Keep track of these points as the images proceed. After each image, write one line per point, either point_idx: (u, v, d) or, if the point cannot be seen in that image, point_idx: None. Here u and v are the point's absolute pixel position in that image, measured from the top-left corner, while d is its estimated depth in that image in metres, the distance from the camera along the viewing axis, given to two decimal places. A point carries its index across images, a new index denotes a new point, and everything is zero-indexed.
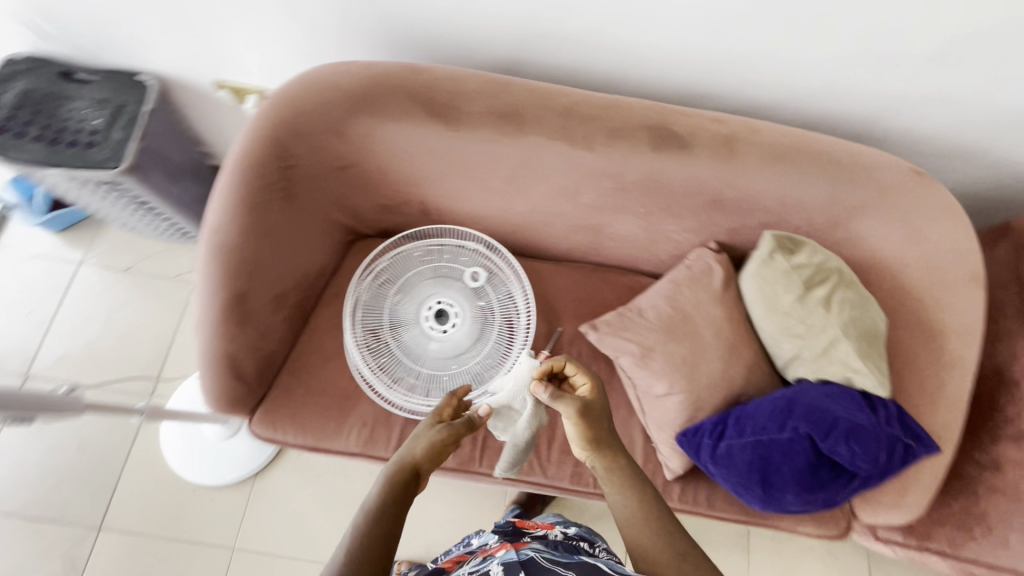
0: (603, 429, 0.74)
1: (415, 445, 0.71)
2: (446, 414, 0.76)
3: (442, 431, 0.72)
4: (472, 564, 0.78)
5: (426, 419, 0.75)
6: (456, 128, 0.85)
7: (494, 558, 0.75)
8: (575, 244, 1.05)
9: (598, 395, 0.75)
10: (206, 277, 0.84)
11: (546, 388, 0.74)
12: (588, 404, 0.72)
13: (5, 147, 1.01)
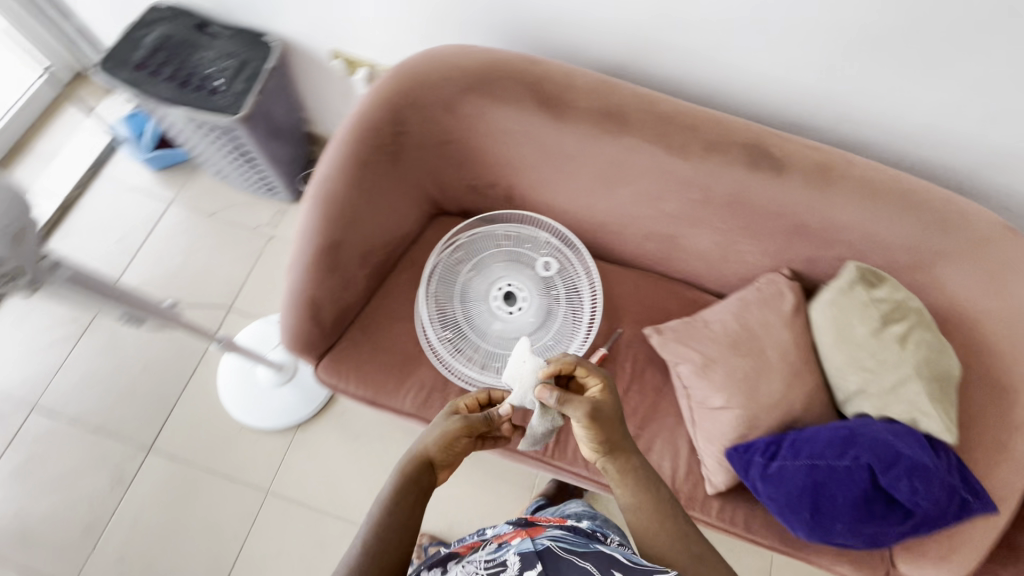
0: (613, 431, 0.73)
1: (428, 437, 0.74)
2: (464, 408, 0.78)
3: (455, 424, 0.74)
4: (488, 551, 0.70)
5: (444, 411, 0.77)
6: (561, 119, 0.90)
7: (511, 547, 0.68)
8: (648, 251, 1.07)
9: (609, 399, 0.73)
10: (309, 223, 0.90)
11: (552, 391, 0.72)
12: (597, 409, 0.71)
13: (141, 83, 1.12)
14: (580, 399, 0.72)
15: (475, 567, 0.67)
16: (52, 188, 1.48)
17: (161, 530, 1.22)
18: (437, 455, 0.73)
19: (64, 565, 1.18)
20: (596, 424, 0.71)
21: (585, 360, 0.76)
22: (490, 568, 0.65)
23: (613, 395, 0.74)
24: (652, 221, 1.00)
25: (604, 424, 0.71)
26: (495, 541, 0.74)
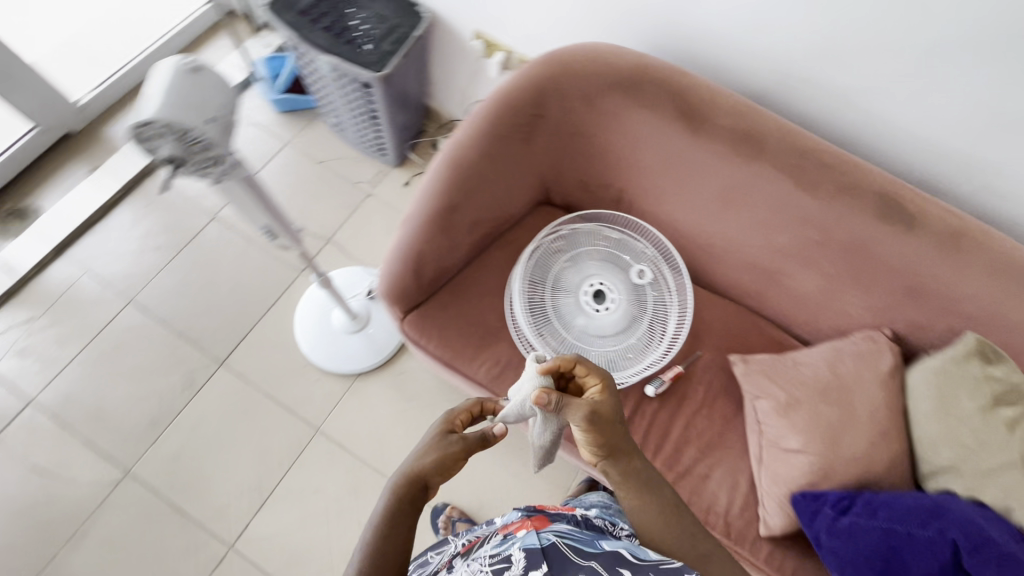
0: (613, 434, 0.71)
1: (419, 459, 0.69)
2: (458, 424, 0.74)
3: (452, 445, 0.70)
4: (492, 546, 0.66)
5: (438, 426, 0.73)
6: (698, 133, 0.91)
7: (514, 541, 0.64)
8: (744, 282, 1.07)
9: (609, 401, 0.71)
10: (436, 181, 0.95)
11: (549, 395, 0.70)
12: (596, 412, 0.69)
13: (299, 26, 1.19)
14: (579, 402, 0.70)
15: (479, 564, 0.62)
16: None
17: (216, 441, 1.29)
18: (432, 478, 0.68)
19: (126, 451, 1.26)
20: (595, 428, 0.69)
21: (581, 359, 0.73)
22: (494, 565, 0.60)
23: (612, 396, 0.72)
24: (757, 252, 1.00)
25: (604, 426, 0.70)
26: (499, 533, 0.68)
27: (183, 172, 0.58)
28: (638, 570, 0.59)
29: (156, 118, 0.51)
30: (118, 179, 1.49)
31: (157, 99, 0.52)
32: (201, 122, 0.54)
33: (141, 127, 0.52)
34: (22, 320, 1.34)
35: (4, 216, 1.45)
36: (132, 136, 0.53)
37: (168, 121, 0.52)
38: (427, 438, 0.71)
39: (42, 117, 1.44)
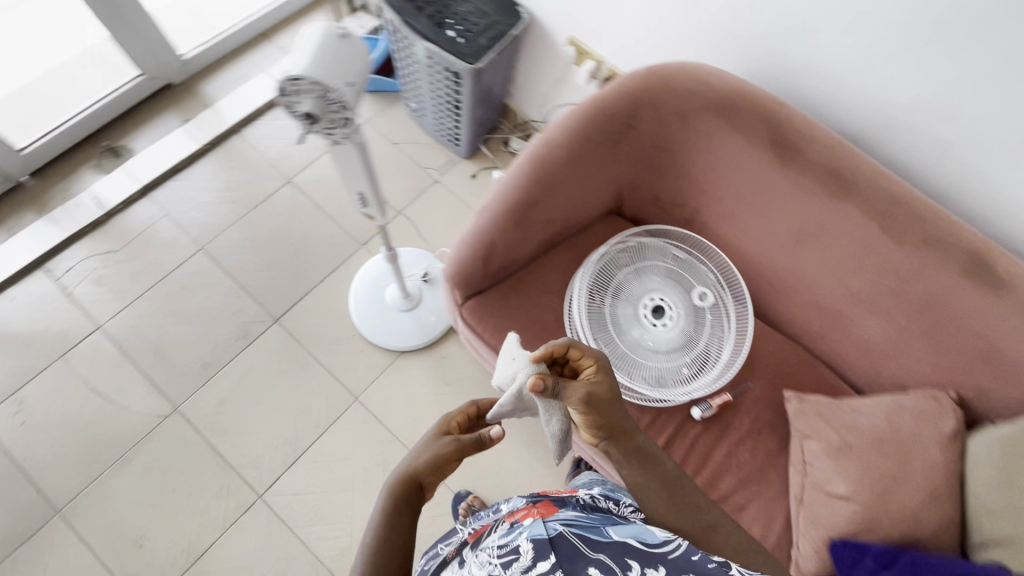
0: (612, 416, 0.72)
1: (414, 459, 0.70)
2: (453, 425, 0.75)
3: (446, 444, 0.71)
4: (500, 534, 0.64)
5: (432, 430, 0.73)
6: (788, 165, 0.92)
7: (522, 531, 0.62)
8: (806, 321, 1.06)
9: (604, 381, 0.71)
10: (520, 174, 0.97)
11: (544, 381, 0.70)
12: (592, 393, 0.70)
13: (404, 12, 1.24)
14: (574, 384, 0.70)
15: (487, 555, 0.60)
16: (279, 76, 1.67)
17: (259, 392, 1.33)
18: (426, 477, 0.69)
19: (176, 387, 1.31)
20: (594, 410, 0.69)
21: (570, 343, 0.73)
22: (502, 557, 0.58)
23: (607, 375, 0.72)
24: (827, 292, 0.99)
25: (601, 406, 0.70)
26: (506, 521, 0.67)
27: (317, 131, 0.61)
28: (646, 560, 0.58)
29: (307, 73, 0.55)
30: (207, 132, 1.57)
31: (309, 57, 0.56)
32: (343, 84, 0.57)
33: (292, 81, 0.55)
34: (102, 250, 1.43)
35: (101, 152, 1.55)
36: (279, 91, 0.57)
37: (317, 76, 0.55)
38: (422, 440, 0.72)
39: (150, 65, 1.54)
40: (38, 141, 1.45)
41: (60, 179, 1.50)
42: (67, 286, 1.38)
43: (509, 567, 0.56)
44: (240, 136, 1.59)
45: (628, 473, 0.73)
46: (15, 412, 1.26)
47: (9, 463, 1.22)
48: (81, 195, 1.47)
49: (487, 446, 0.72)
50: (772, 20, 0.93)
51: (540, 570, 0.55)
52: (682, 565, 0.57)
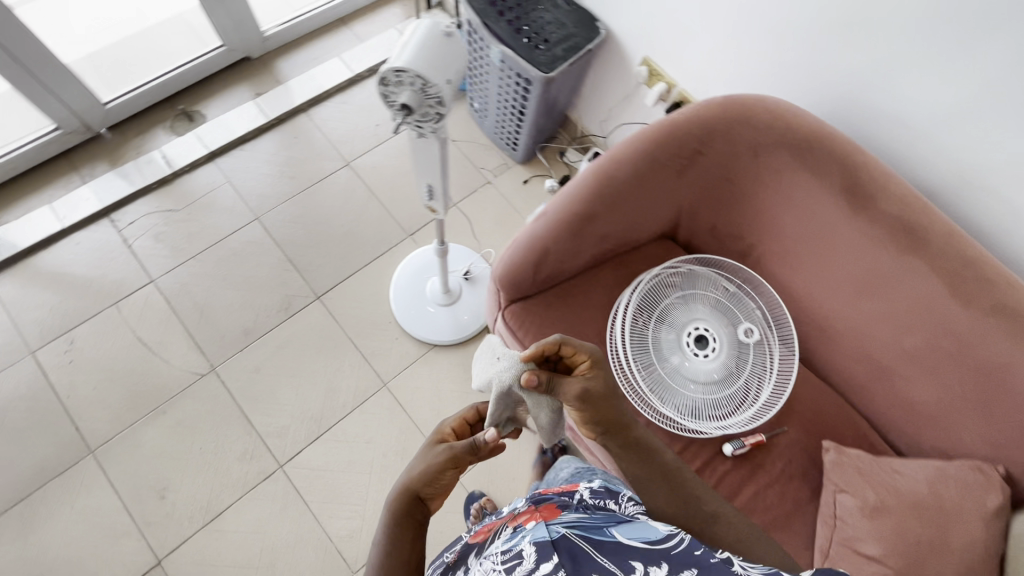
0: (606, 411, 0.75)
1: (413, 471, 0.70)
2: (448, 432, 0.76)
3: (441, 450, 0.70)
4: (503, 541, 0.61)
5: (428, 442, 0.73)
6: (858, 212, 0.90)
7: (524, 536, 0.58)
8: (852, 372, 1.03)
9: (598, 376, 0.75)
10: (583, 186, 0.98)
11: (537, 377, 0.74)
12: (588, 388, 0.74)
13: (485, 14, 1.26)
14: (571, 381, 0.74)
15: (490, 563, 0.56)
16: (351, 62, 1.71)
17: (293, 365, 1.36)
18: (429, 487, 0.69)
19: (216, 349, 1.35)
20: (589, 405, 0.74)
21: (558, 340, 0.77)
22: (504, 563, 0.55)
23: (600, 369, 0.76)
24: (880, 345, 0.96)
25: (598, 400, 0.74)
26: (509, 527, 0.65)
27: (410, 123, 0.63)
28: (649, 557, 0.54)
29: (413, 65, 0.56)
30: (277, 108, 1.62)
31: (415, 51, 0.58)
32: (444, 80, 0.59)
33: (396, 71, 0.57)
34: (164, 207, 1.49)
35: (176, 115, 1.61)
36: (382, 81, 0.59)
37: (422, 69, 0.57)
38: (419, 452, 0.72)
39: (233, 38, 1.60)
40: (122, 97, 1.53)
41: (136, 135, 1.58)
42: (128, 237, 1.44)
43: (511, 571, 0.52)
44: (306, 115, 1.64)
45: (627, 466, 0.76)
46: (66, 350, 1.32)
47: (53, 397, 1.27)
48: (152, 153, 1.53)
49: (484, 451, 0.73)
50: (859, 64, 0.92)
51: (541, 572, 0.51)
52: (687, 561, 0.53)
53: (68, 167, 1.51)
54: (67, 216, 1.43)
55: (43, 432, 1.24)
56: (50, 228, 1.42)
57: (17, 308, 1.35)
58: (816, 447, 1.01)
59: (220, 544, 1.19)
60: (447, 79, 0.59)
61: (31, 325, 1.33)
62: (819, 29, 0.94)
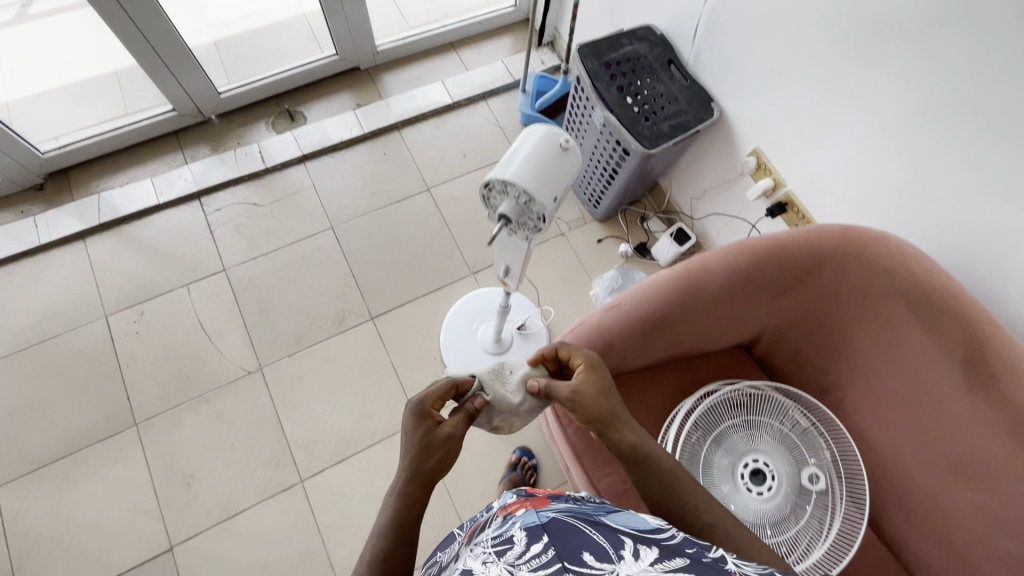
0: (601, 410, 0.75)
1: (413, 465, 0.67)
2: (434, 410, 0.73)
3: (451, 432, 0.70)
4: (495, 530, 0.60)
5: (411, 421, 0.70)
6: (972, 384, 0.79)
7: (515, 522, 0.57)
8: (926, 555, 0.89)
9: (595, 372, 0.79)
10: (664, 287, 0.91)
11: (538, 381, 0.80)
12: (578, 390, 0.76)
13: (597, 76, 1.22)
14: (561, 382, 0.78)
15: (482, 547, 0.55)
16: (453, 88, 1.72)
17: (333, 382, 1.37)
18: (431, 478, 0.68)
19: (267, 350, 1.39)
20: (580, 407, 0.75)
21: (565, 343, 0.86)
22: (496, 547, 0.54)
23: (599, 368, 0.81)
24: (966, 538, 0.83)
25: (589, 400, 0.75)
26: (501, 515, 0.64)
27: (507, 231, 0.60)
28: (639, 541, 0.53)
29: (523, 181, 0.54)
30: (373, 122, 1.65)
31: (529, 166, 0.55)
32: (552, 197, 0.56)
33: (504, 182, 0.55)
34: (249, 200, 1.54)
35: (279, 112, 1.68)
36: (487, 186, 0.57)
37: (532, 186, 0.54)
38: (407, 434, 0.69)
39: (347, 48, 1.65)
40: (236, 88, 1.61)
41: (240, 126, 1.65)
42: (212, 223, 1.51)
43: (503, 555, 0.51)
44: (399, 134, 1.66)
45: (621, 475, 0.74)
46: (135, 320, 1.39)
47: (114, 364, 1.34)
48: (251, 146, 1.60)
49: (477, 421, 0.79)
50: (1010, 213, 0.80)
51: (532, 552, 0.49)
52: (677, 549, 0.51)
53: (174, 145, 1.60)
54: (163, 192, 1.52)
55: (99, 395, 1.31)
56: (147, 201, 1.51)
57: (102, 269, 1.43)
58: None
59: (229, 545, 1.21)
60: (555, 198, 0.56)
61: (110, 288, 1.41)
62: (970, 167, 0.83)
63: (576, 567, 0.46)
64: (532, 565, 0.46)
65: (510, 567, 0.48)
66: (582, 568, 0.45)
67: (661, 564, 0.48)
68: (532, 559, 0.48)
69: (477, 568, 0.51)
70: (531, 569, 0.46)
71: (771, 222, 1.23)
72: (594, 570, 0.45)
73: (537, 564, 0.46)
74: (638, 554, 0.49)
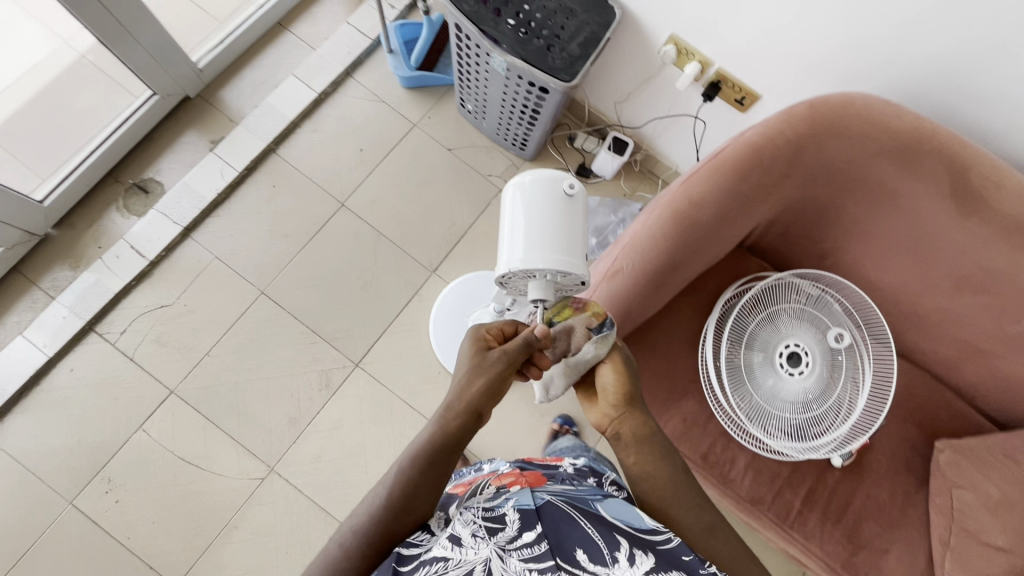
0: (633, 401, 0.69)
1: (461, 394, 0.62)
2: (493, 338, 0.67)
3: (497, 365, 0.63)
4: (486, 499, 0.61)
5: (472, 344, 0.65)
6: (964, 211, 0.83)
7: (507, 500, 0.58)
8: (945, 356, 0.99)
9: (632, 416, 0.68)
10: (661, 235, 0.87)
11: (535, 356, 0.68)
12: (617, 382, 0.69)
13: (482, 18, 1.05)
14: (607, 371, 0.70)
15: (471, 516, 0.55)
16: (309, 76, 1.46)
17: (352, 444, 1.27)
18: (482, 410, 0.63)
19: (267, 448, 1.26)
20: (622, 400, 0.69)
21: (618, 346, 0.72)
22: (487, 522, 0.54)
23: (637, 406, 0.69)
24: (977, 333, 0.92)
25: (625, 395, 0.69)
26: (493, 486, 0.65)
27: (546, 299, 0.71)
28: (635, 542, 0.54)
29: (508, 267, 0.69)
30: (242, 156, 1.39)
31: (510, 249, 0.69)
32: (543, 258, 0.67)
33: (504, 275, 0.71)
34: (153, 304, 1.31)
35: (126, 189, 1.37)
36: (515, 272, 0.69)
37: (519, 266, 0.68)
38: (464, 359, 0.64)
39: (162, 81, 1.33)
40: (56, 187, 1.28)
41: (88, 226, 1.34)
42: (125, 349, 1.28)
43: (494, 533, 0.52)
44: (278, 155, 1.41)
45: (637, 459, 0.66)
46: (106, 491, 1.21)
47: (113, 545, 1.19)
48: (118, 244, 1.32)
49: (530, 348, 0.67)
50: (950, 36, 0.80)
51: (524, 541, 0.51)
52: (672, 559, 0.52)
53: (25, 282, 1.30)
54: (47, 342, 1.25)
55: None
56: (35, 362, 1.24)
57: (32, 456, 1.21)
58: (917, 435, 1.01)
59: None
60: (541, 262, 0.67)
61: (55, 471, 1.20)
62: None
63: (569, 567, 0.48)
64: (521, 553, 0.49)
65: (502, 551, 0.49)
66: (575, 570, 0.48)
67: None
68: (525, 547, 0.50)
69: (466, 540, 0.51)
70: (523, 559, 0.48)
71: (710, 105, 1.17)
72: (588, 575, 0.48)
73: (529, 555, 0.49)
74: (633, 560, 0.50)
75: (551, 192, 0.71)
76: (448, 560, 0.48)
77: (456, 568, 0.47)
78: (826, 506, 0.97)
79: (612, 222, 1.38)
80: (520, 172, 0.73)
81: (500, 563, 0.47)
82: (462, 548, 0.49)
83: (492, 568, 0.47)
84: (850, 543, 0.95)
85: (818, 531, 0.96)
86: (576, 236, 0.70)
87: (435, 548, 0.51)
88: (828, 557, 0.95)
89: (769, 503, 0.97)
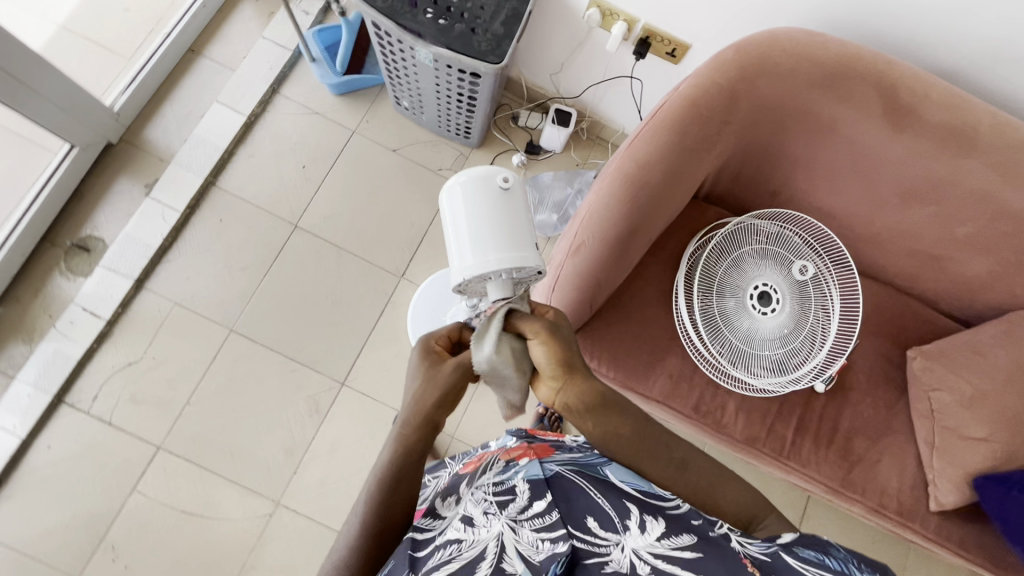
0: (573, 368, 0.64)
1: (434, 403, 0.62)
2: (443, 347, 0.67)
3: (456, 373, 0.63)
4: (496, 474, 0.62)
5: (422, 351, 0.66)
6: (898, 128, 0.85)
7: (518, 472, 0.61)
8: (905, 269, 1.03)
9: (576, 386, 0.64)
10: (615, 204, 0.87)
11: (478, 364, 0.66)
12: (550, 354, 0.64)
13: (401, 12, 1.01)
14: (537, 348, 0.64)
15: (482, 493, 0.58)
16: (234, 100, 1.40)
17: (354, 463, 1.27)
18: (439, 420, 0.63)
19: (268, 484, 1.24)
20: (563, 373, 0.64)
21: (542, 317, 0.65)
22: (497, 495, 0.57)
23: (578, 370, 0.64)
24: (930, 243, 0.96)
25: (564, 366, 0.64)
26: (502, 460, 0.66)
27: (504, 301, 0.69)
28: (645, 509, 0.58)
29: (461, 275, 0.68)
30: (181, 195, 1.34)
31: (459, 255, 0.69)
32: (493, 259, 0.67)
33: (459, 283, 0.70)
34: (121, 363, 1.26)
35: (66, 250, 1.31)
36: (465, 282, 0.69)
37: (472, 271, 0.67)
38: (414, 369, 0.64)
39: (79, 132, 1.26)
40: None
41: (33, 296, 1.28)
42: (102, 415, 1.24)
43: (505, 506, 0.55)
44: (219, 187, 1.36)
45: (596, 424, 0.65)
46: (113, 559, 1.18)
47: None
48: (70, 309, 1.27)
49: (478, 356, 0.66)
50: None
51: (535, 510, 0.55)
52: (684, 524, 0.56)
53: None
54: (17, 422, 1.20)
55: None
56: (7, 446, 1.19)
57: (26, 540, 1.17)
58: (892, 348, 1.05)
59: None
60: (493, 261, 0.67)
61: (54, 550, 1.17)
62: None
63: (581, 534, 0.52)
64: (533, 522, 0.53)
65: (514, 522, 0.53)
66: (587, 537, 0.52)
67: (668, 540, 0.52)
68: (536, 517, 0.54)
69: (478, 519, 0.53)
70: (535, 528, 0.52)
71: (644, 63, 1.16)
72: (601, 543, 0.52)
73: (540, 525, 0.53)
74: (644, 526, 0.54)
75: (488, 190, 0.71)
76: (462, 541, 0.50)
77: (470, 548, 0.49)
78: (819, 432, 1.00)
79: (569, 196, 1.38)
80: (456, 174, 0.72)
81: (513, 534, 0.51)
82: (475, 528, 0.52)
83: (505, 542, 0.49)
84: (845, 462, 0.99)
85: (813, 457, 1.00)
86: (522, 228, 0.70)
87: (449, 530, 0.53)
88: (827, 479, 0.99)
89: (763, 439, 1.00)
